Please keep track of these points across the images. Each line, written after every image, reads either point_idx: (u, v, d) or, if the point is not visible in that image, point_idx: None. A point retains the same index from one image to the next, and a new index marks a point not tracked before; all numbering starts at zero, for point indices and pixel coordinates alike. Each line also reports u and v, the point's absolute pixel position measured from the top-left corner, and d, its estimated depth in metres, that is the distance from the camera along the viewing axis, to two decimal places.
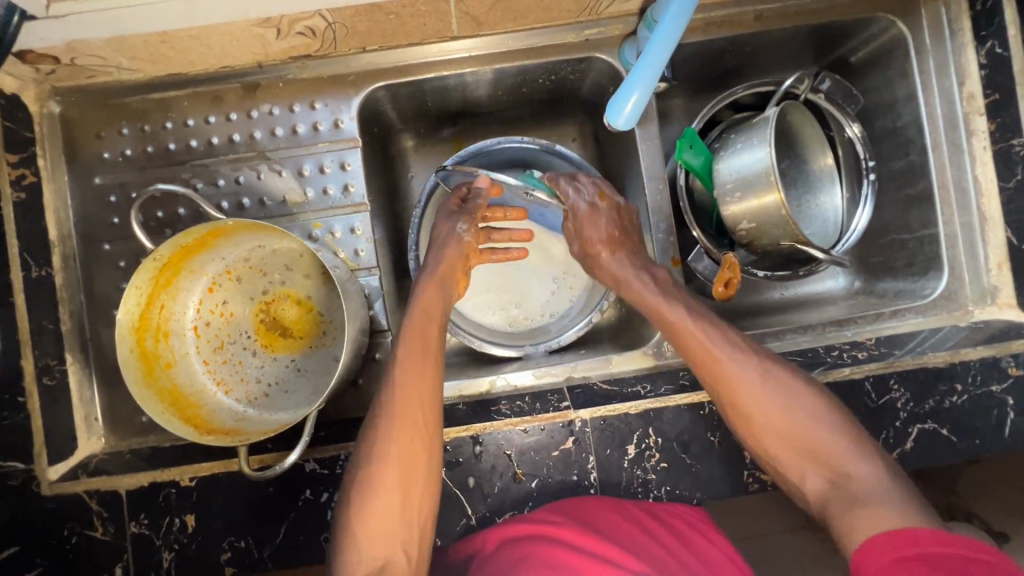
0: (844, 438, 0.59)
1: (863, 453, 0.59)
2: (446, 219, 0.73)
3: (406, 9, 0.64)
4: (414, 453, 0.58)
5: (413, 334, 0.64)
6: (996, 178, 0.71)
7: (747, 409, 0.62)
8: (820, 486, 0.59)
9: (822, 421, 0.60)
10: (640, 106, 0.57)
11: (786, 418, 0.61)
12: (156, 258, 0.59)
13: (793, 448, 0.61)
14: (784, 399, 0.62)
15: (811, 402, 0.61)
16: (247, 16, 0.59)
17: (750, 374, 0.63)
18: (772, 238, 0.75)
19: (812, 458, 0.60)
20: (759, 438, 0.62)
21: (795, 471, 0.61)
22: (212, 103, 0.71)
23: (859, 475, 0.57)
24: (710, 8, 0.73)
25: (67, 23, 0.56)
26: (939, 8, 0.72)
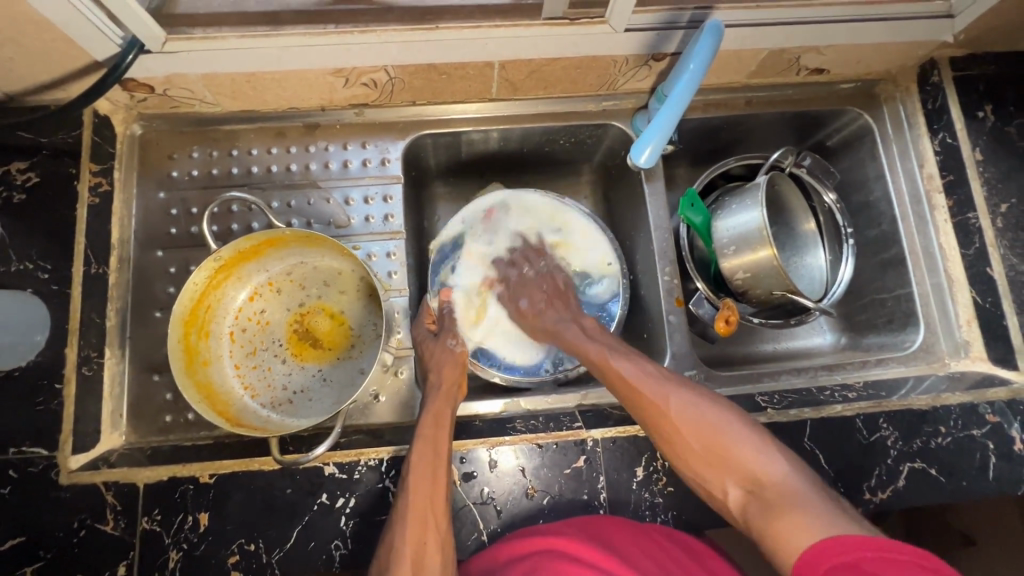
0: (753, 443, 0.59)
1: (773, 454, 0.58)
2: (431, 342, 0.75)
3: (457, 72, 0.74)
4: (426, 557, 0.57)
5: (424, 439, 0.63)
6: (958, 246, 0.81)
7: (666, 424, 0.62)
8: (738, 494, 0.57)
9: (735, 427, 0.60)
10: (656, 153, 0.72)
11: (698, 433, 0.61)
12: (217, 258, 0.67)
13: (707, 461, 0.60)
14: (697, 408, 0.62)
15: (720, 411, 0.62)
16: (324, 66, 0.69)
17: (659, 389, 0.65)
18: (765, 288, 0.83)
19: (724, 465, 0.59)
20: (681, 452, 0.61)
21: (715, 483, 0.60)
22: (275, 137, 0.80)
23: (772, 475, 0.56)
24: (708, 91, 0.86)
25: (175, 59, 0.65)
26: (898, 106, 0.87)
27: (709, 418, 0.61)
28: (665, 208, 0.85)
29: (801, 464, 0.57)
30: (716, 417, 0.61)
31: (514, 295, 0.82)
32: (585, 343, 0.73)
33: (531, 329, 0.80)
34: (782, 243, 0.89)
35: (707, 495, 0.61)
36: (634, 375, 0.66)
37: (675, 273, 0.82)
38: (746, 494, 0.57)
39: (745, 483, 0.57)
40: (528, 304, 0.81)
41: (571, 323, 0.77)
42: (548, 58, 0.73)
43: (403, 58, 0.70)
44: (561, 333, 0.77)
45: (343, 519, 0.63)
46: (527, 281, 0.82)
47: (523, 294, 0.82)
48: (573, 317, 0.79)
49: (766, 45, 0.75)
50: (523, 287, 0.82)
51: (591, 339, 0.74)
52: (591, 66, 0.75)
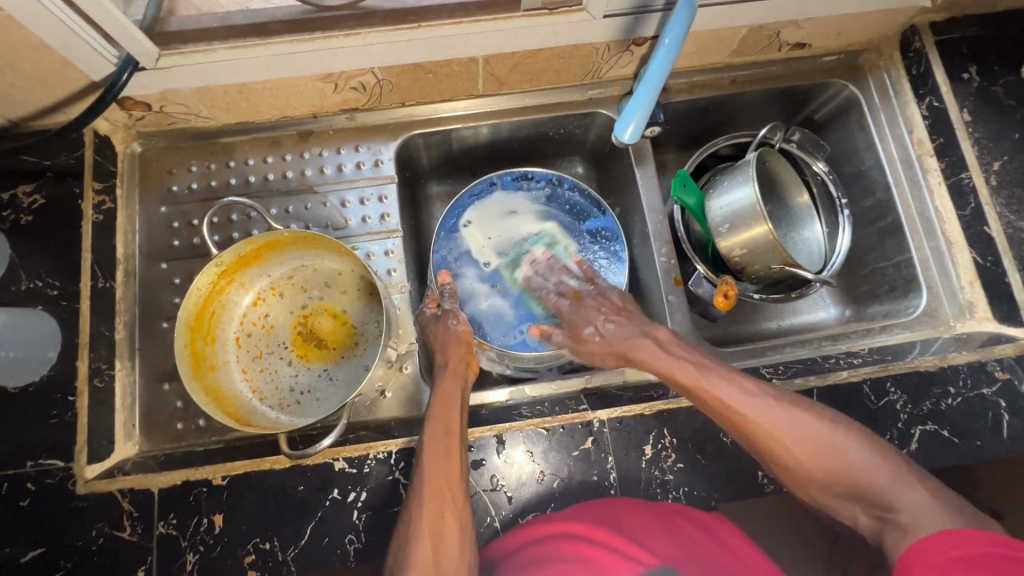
0: (882, 468, 0.57)
1: (902, 476, 0.56)
2: (435, 323, 0.76)
3: (443, 70, 0.76)
4: (445, 532, 0.58)
5: (435, 419, 0.64)
6: (954, 208, 0.80)
7: (786, 453, 0.60)
8: (870, 519, 0.58)
9: (855, 448, 0.58)
10: (640, 127, 0.74)
11: (818, 460, 0.59)
12: (218, 262, 0.69)
13: (830, 486, 0.59)
14: (816, 432, 0.60)
15: (834, 427, 0.60)
16: (314, 72, 0.71)
17: (769, 414, 0.61)
18: (763, 263, 0.83)
19: (853, 493, 0.58)
20: (804, 477, 0.60)
21: (842, 506, 0.60)
22: (270, 146, 0.82)
23: (908, 506, 0.55)
24: (692, 73, 0.87)
25: (169, 74, 0.67)
26: (883, 74, 0.87)
27: (829, 440, 0.59)
28: (658, 191, 0.85)
29: (934, 484, 0.56)
30: (835, 441, 0.59)
31: (573, 327, 0.77)
32: (671, 361, 0.67)
33: (602, 357, 0.74)
34: (778, 220, 0.89)
35: (831, 513, 0.62)
36: (737, 402, 0.62)
37: (672, 253, 0.82)
38: (876, 521, 0.57)
39: (874, 510, 0.57)
40: (591, 330, 0.75)
41: (647, 337, 0.71)
42: (530, 50, 0.74)
43: (389, 59, 0.71)
44: (634, 351, 0.71)
45: (356, 514, 0.63)
46: (583, 309, 0.78)
47: (580, 320, 0.77)
48: (642, 326, 0.73)
49: (744, 22, 0.76)
50: (580, 315, 0.77)
51: (674, 357, 0.68)
52: (574, 55, 0.77)
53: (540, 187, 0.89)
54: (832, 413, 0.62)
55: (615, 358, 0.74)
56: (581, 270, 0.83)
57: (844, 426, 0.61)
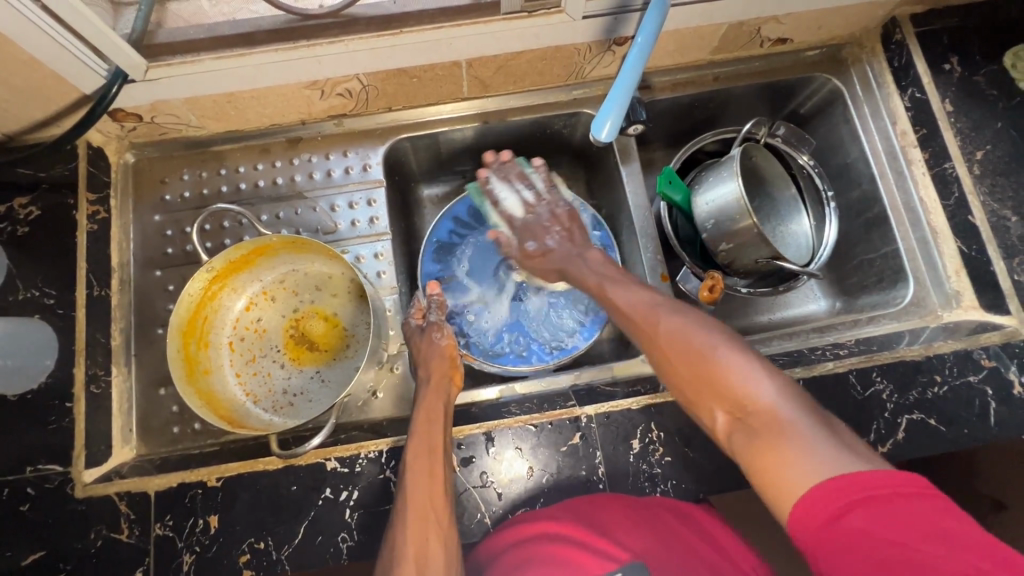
0: (741, 363, 0.54)
1: (763, 374, 0.52)
2: (419, 336, 0.76)
3: (427, 74, 0.77)
4: (430, 551, 0.58)
5: (418, 436, 0.64)
6: (938, 198, 0.81)
7: (660, 348, 0.60)
8: (725, 420, 0.53)
9: (725, 347, 0.56)
10: (616, 124, 0.74)
11: (686, 355, 0.57)
12: (209, 268, 0.71)
13: (693, 386, 0.56)
14: (688, 331, 0.59)
15: (712, 327, 0.58)
16: (299, 80, 0.73)
17: (651, 314, 0.63)
18: (749, 257, 0.83)
19: (711, 393, 0.54)
20: (678, 377, 0.58)
21: (705, 410, 0.56)
22: (261, 153, 0.83)
23: (756, 399, 0.51)
24: (676, 71, 0.88)
25: (157, 85, 0.69)
26: (865, 67, 0.88)
27: (699, 336, 0.58)
28: (644, 188, 0.86)
29: (795, 390, 0.52)
30: (706, 339, 0.57)
31: (523, 239, 0.83)
32: (586, 275, 0.75)
33: (541, 271, 0.82)
34: (765, 214, 0.90)
35: (702, 423, 0.58)
36: (626, 305, 0.66)
37: (658, 250, 0.83)
38: (731, 422, 0.53)
39: (731, 410, 0.53)
40: (535, 245, 0.82)
41: (578, 257, 0.78)
42: (512, 52, 0.75)
43: (372, 65, 0.73)
44: (568, 267, 0.78)
45: (348, 512, 0.65)
46: (530, 224, 0.83)
47: (529, 233, 0.83)
48: (582, 249, 0.79)
49: (723, 19, 0.77)
50: (529, 230, 0.83)
51: (591, 270, 0.75)
52: (555, 56, 0.78)
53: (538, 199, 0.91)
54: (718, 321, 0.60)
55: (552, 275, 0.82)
56: (541, 180, 0.85)
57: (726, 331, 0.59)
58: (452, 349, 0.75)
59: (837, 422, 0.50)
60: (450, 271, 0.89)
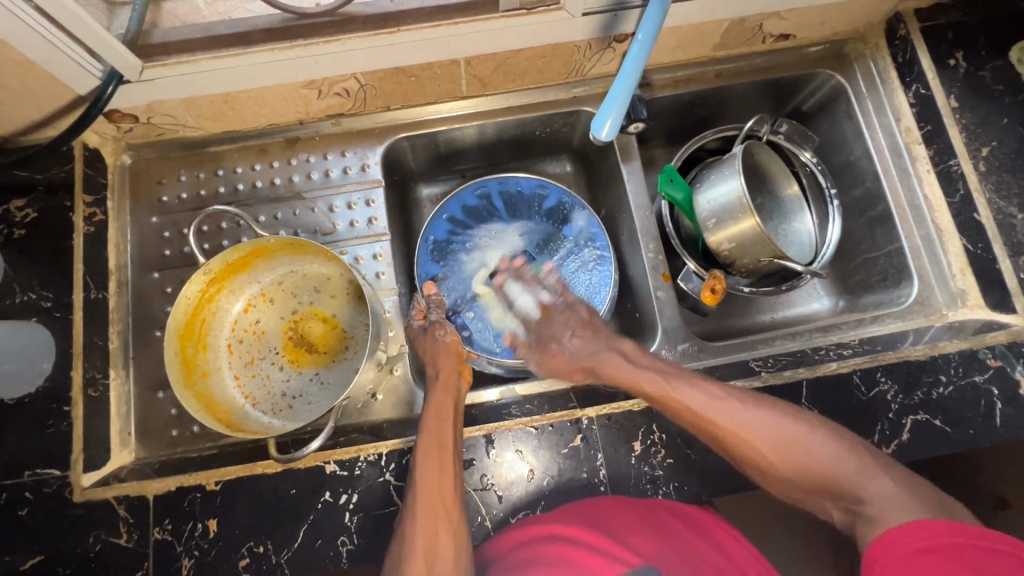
0: (850, 464, 0.59)
1: (872, 471, 0.59)
2: (423, 337, 0.75)
3: (425, 73, 0.76)
4: (439, 546, 0.58)
5: (428, 431, 0.64)
6: (943, 195, 0.80)
7: (761, 459, 0.63)
8: (844, 514, 0.61)
9: (825, 449, 0.60)
10: (617, 123, 0.73)
11: (789, 459, 0.61)
12: (207, 270, 0.70)
13: (804, 485, 0.62)
14: (781, 435, 0.62)
15: (802, 427, 0.62)
16: (296, 79, 0.72)
17: (737, 421, 0.63)
18: (752, 256, 0.83)
19: (826, 491, 0.61)
20: (782, 476, 0.62)
21: (816, 501, 0.63)
22: (258, 154, 0.83)
23: (875, 499, 0.57)
24: (677, 68, 0.87)
25: (153, 85, 0.68)
26: (869, 63, 0.86)
27: (795, 439, 0.61)
28: (644, 188, 0.85)
29: (904, 475, 0.58)
30: (804, 439, 0.61)
31: (543, 342, 0.79)
32: (634, 372, 0.69)
33: (565, 372, 0.75)
34: (768, 212, 0.89)
35: (809, 508, 0.64)
36: (703, 408, 0.64)
37: (659, 249, 0.82)
38: (850, 515, 0.60)
39: (849, 506, 0.60)
40: (561, 345, 0.77)
41: (613, 350, 0.74)
42: (511, 50, 0.75)
43: (371, 64, 0.72)
44: (601, 365, 0.73)
45: (348, 515, 0.64)
46: (554, 325, 0.80)
47: (551, 333, 0.79)
48: (610, 342, 0.75)
49: (724, 15, 0.76)
50: (552, 331, 0.79)
51: (639, 368, 0.69)
52: (555, 53, 0.77)
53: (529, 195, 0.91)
54: (810, 414, 0.64)
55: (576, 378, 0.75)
56: (552, 282, 0.84)
57: (818, 423, 0.62)
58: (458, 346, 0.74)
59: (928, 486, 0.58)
60: (449, 269, 0.88)
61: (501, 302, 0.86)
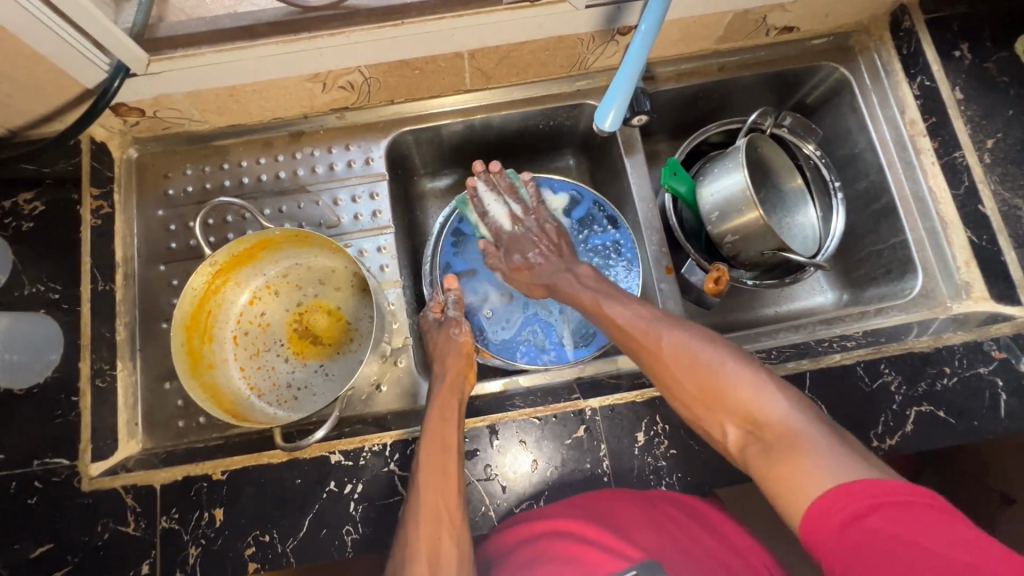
0: (751, 381, 0.57)
1: (770, 390, 0.56)
2: (437, 330, 0.77)
3: (429, 66, 0.76)
4: (442, 551, 0.58)
5: (432, 431, 0.64)
6: (948, 187, 0.79)
7: (665, 367, 0.62)
8: (737, 434, 0.56)
9: (728, 364, 0.59)
10: (620, 115, 0.73)
11: (689, 368, 0.60)
12: (212, 262, 0.71)
13: (701, 401, 0.59)
14: (687, 345, 0.61)
15: (711, 343, 0.61)
16: (301, 72, 0.72)
17: (650, 331, 0.65)
18: (756, 249, 0.83)
19: (721, 408, 0.57)
20: (683, 388, 0.60)
21: (712, 425, 0.59)
22: (263, 147, 0.83)
23: (768, 414, 0.54)
24: (680, 61, 0.87)
25: (158, 79, 0.68)
26: (873, 55, 0.86)
27: (700, 351, 0.61)
28: (648, 181, 0.85)
29: (805, 404, 0.55)
30: (710, 354, 0.60)
31: (509, 252, 0.82)
32: (579, 290, 0.74)
33: (527, 285, 0.81)
34: (771, 205, 0.88)
35: (708, 435, 0.60)
36: (625, 319, 0.67)
37: (663, 242, 0.83)
38: (744, 435, 0.55)
39: (743, 424, 0.56)
40: (521, 259, 0.81)
41: (568, 272, 0.77)
42: (514, 43, 0.75)
43: (375, 58, 0.72)
44: (557, 283, 0.77)
45: (353, 505, 0.65)
46: (518, 238, 0.82)
47: (520, 244, 0.82)
48: (568, 266, 0.78)
49: (727, 8, 0.76)
50: (516, 244, 0.82)
51: (585, 286, 0.74)
52: (559, 46, 0.77)
53: (560, 200, 0.89)
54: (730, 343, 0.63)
55: (537, 289, 0.80)
56: (529, 193, 0.84)
57: (731, 348, 0.61)
58: (468, 346, 0.75)
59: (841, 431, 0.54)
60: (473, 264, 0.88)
61: (474, 208, 0.85)
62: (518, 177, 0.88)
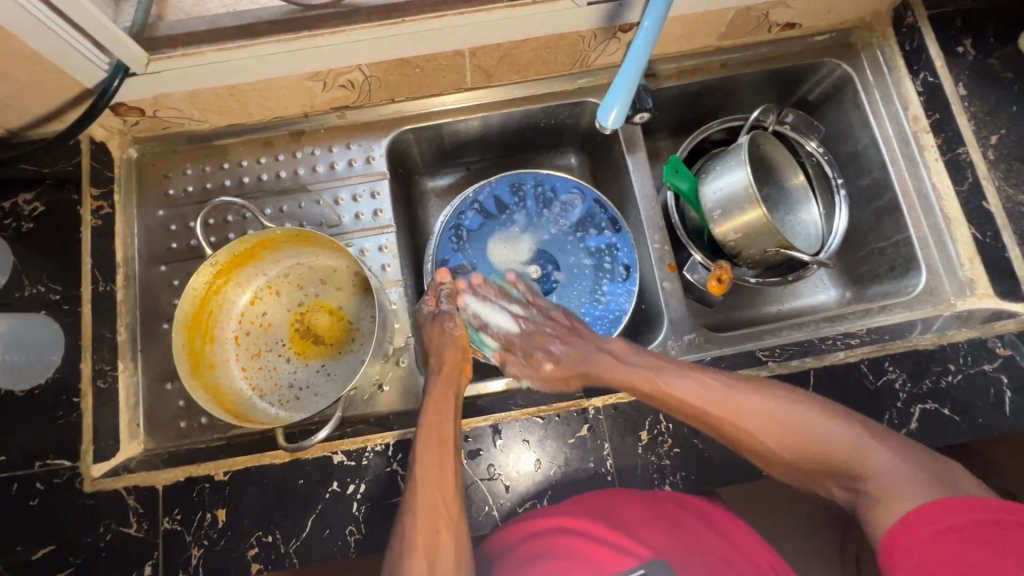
0: (846, 435, 0.58)
1: (868, 442, 0.57)
2: (431, 322, 0.75)
3: (430, 64, 0.76)
4: (440, 545, 0.57)
5: (428, 426, 0.64)
6: (951, 183, 0.79)
7: (754, 437, 0.61)
8: (845, 492, 0.58)
9: (820, 424, 0.59)
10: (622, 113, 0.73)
11: (782, 438, 0.60)
12: (213, 262, 0.70)
13: (804, 466, 0.60)
14: (771, 413, 0.60)
15: (793, 406, 0.61)
16: (302, 71, 0.72)
17: (724, 402, 0.62)
18: (759, 247, 0.82)
19: (826, 469, 0.58)
20: (782, 456, 0.61)
21: (818, 482, 0.60)
22: (263, 147, 0.83)
23: (872, 471, 0.55)
24: (681, 58, 0.86)
25: (159, 78, 0.68)
26: (876, 51, 0.86)
27: (786, 416, 0.60)
28: (651, 178, 0.85)
29: (903, 447, 0.57)
30: (799, 417, 0.60)
31: (529, 354, 0.76)
32: (625, 369, 0.68)
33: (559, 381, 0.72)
34: (774, 203, 0.88)
35: (811, 489, 0.62)
36: (692, 395, 0.63)
37: (665, 240, 0.82)
38: (850, 492, 0.58)
39: (848, 482, 0.57)
40: (554, 349, 0.74)
41: (599, 346, 0.72)
42: (516, 40, 0.74)
43: (376, 56, 0.72)
44: (596, 362, 0.71)
45: (356, 505, 0.64)
46: (532, 333, 0.77)
47: (530, 340, 0.77)
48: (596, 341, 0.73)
49: (729, 4, 0.76)
50: (532, 341, 0.76)
51: (628, 363, 0.69)
52: (560, 44, 0.77)
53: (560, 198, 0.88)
54: (812, 396, 0.62)
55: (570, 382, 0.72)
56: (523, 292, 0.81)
57: (814, 401, 0.61)
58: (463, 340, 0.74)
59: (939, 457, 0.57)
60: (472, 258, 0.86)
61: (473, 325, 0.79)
62: (522, 174, 0.87)
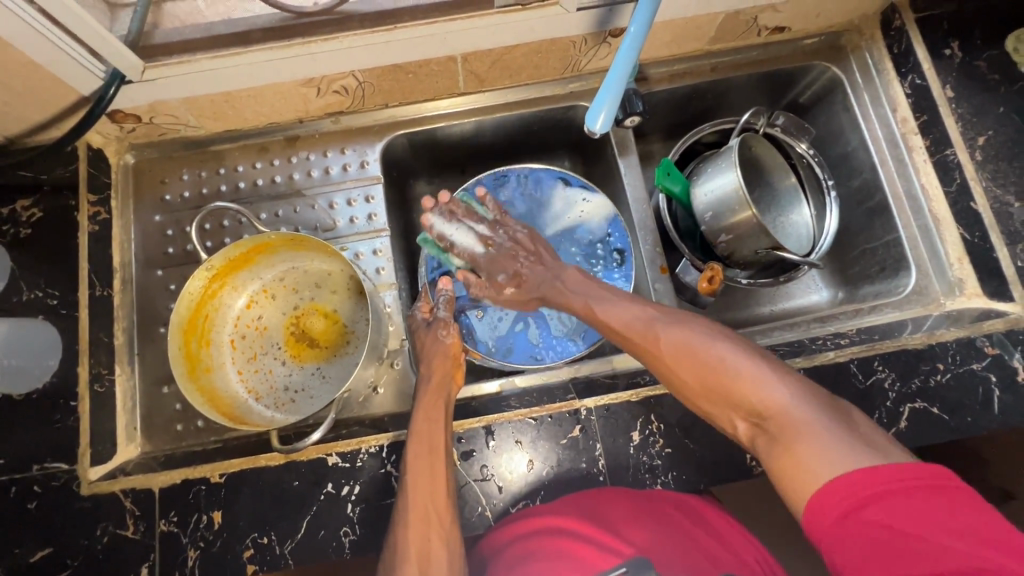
0: (751, 369, 0.57)
1: (772, 378, 0.55)
2: (425, 331, 0.76)
3: (422, 69, 0.77)
4: (432, 552, 0.59)
5: (420, 434, 0.64)
6: (939, 184, 0.80)
7: (668, 364, 0.63)
8: (746, 426, 0.56)
9: (731, 357, 0.58)
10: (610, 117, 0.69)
11: (691, 365, 0.60)
12: (209, 267, 0.71)
13: (710, 398, 0.59)
14: (687, 342, 0.62)
15: (710, 337, 0.61)
16: (295, 78, 0.73)
17: (649, 330, 0.66)
18: (749, 248, 0.83)
19: (726, 400, 0.57)
20: (690, 385, 0.61)
21: (721, 416, 0.59)
22: (258, 153, 0.84)
23: (773, 403, 0.54)
24: (672, 62, 0.87)
25: (154, 85, 0.69)
26: (865, 54, 0.87)
27: (699, 345, 0.61)
28: (643, 182, 0.86)
29: (809, 389, 0.54)
30: (710, 349, 0.60)
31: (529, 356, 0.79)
32: (569, 295, 0.76)
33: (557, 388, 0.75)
34: (765, 204, 0.89)
35: (718, 426, 0.61)
36: (625, 320, 0.68)
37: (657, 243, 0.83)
38: (751, 427, 0.56)
39: (750, 416, 0.55)
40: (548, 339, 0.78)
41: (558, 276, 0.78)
42: (507, 46, 0.75)
43: (368, 62, 0.73)
44: (554, 291, 0.78)
45: (351, 506, 0.65)
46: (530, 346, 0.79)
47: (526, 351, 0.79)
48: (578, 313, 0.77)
49: (717, 9, 0.77)
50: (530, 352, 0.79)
51: (576, 291, 0.76)
52: (551, 49, 0.78)
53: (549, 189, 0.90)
54: (737, 336, 0.62)
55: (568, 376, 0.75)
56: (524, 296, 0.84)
57: (736, 341, 0.61)
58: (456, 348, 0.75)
59: (847, 409, 0.54)
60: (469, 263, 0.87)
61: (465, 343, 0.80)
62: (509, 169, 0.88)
